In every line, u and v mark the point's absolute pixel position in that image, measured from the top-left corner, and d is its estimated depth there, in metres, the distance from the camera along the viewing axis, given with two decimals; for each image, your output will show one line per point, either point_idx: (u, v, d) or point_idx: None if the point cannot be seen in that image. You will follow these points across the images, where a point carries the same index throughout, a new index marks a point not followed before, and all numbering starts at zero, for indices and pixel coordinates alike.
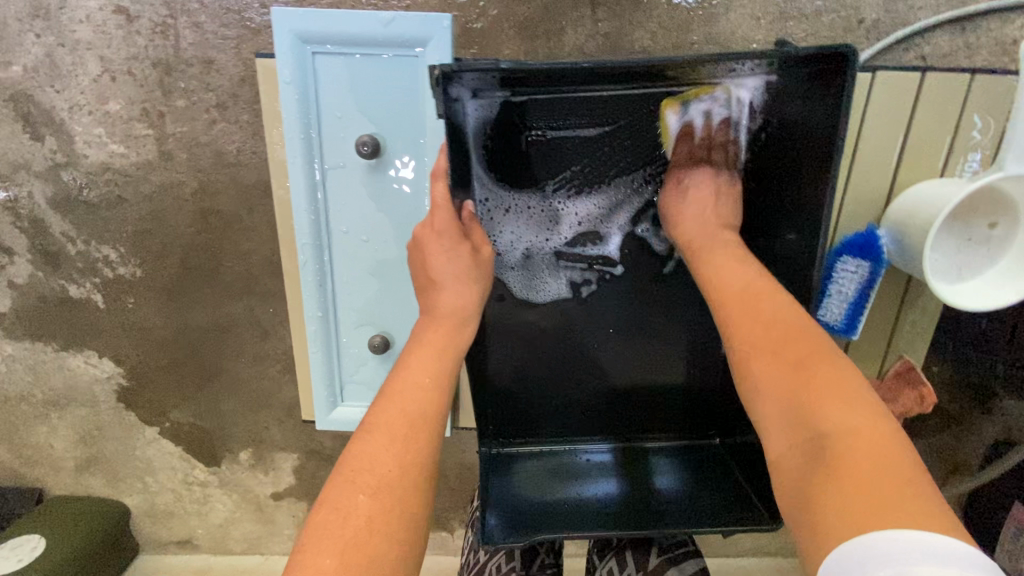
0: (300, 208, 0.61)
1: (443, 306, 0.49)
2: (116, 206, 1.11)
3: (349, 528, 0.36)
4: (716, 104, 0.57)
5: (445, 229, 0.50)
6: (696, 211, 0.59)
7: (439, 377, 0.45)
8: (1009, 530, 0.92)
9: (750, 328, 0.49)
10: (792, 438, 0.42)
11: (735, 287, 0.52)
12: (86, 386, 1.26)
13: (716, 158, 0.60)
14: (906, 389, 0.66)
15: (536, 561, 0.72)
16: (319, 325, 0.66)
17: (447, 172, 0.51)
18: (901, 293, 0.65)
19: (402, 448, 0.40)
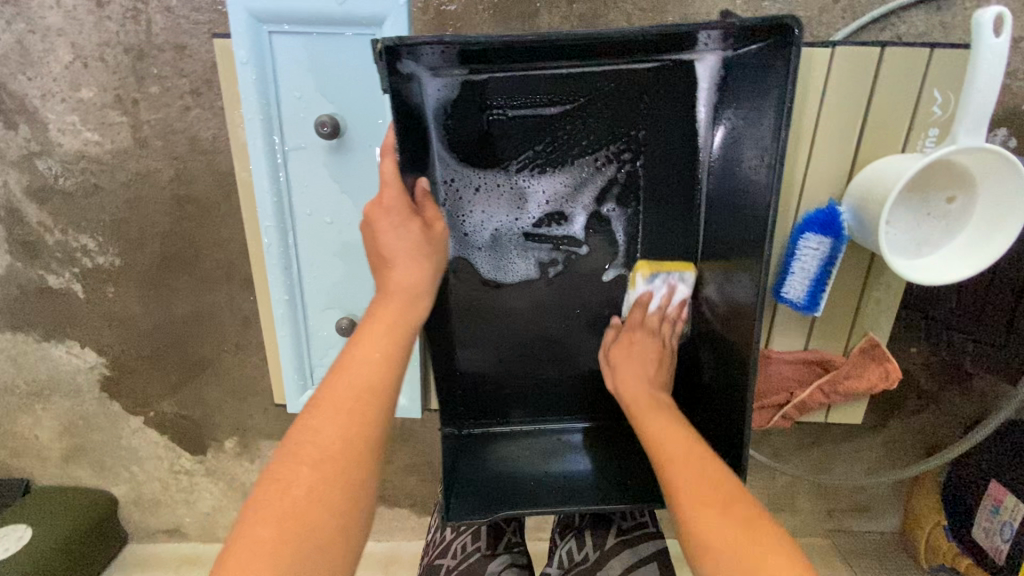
0: (262, 190, 0.61)
1: (394, 282, 0.46)
2: (93, 195, 1.11)
3: (288, 501, 0.36)
4: (678, 282, 0.64)
5: (394, 205, 0.47)
6: (639, 373, 0.60)
7: (392, 350, 0.43)
8: (986, 508, 0.92)
9: (693, 479, 0.47)
10: None
11: (675, 440, 0.52)
12: (70, 376, 1.26)
13: (663, 331, 0.64)
14: (872, 366, 0.68)
15: (502, 540, 0.73)
16: (286, 308, 0.67)
17: (396, 148, 0.47)
18: (866, 271, 0.65)
19: (347, 422, 0.39)
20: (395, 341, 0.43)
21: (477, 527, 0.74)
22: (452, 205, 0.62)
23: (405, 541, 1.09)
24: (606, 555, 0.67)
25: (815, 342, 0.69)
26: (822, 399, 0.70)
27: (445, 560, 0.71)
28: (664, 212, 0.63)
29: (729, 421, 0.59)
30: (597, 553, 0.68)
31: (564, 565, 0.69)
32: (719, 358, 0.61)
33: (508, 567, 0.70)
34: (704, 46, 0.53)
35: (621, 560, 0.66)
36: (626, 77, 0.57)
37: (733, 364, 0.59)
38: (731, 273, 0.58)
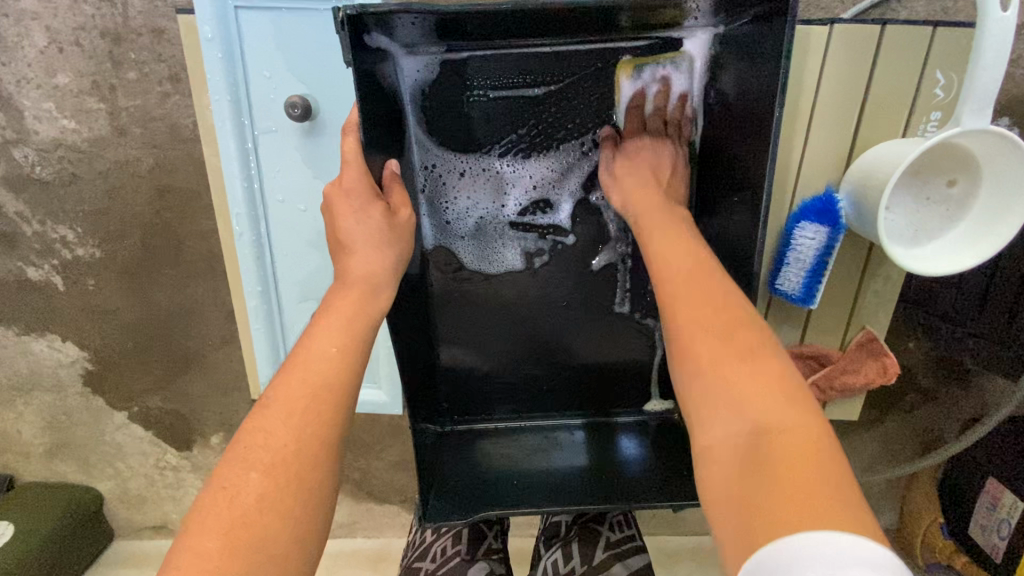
0: (232, 176, 0.59)
1: (354, 271, 0.43)
2: (71, 185, 1.08)
3: (236, 509, 0.32)
4: (671, 72, 0.55)
5: (355, 188, 0.44)
6: (644, 184, 0.53)
7: (350, 344, 0.39)
8: (983, 505, 0.91)
9: (695, 305, 0.43)
10: (724, 427, 0.37)
11: (681, 261, 0.47)
12: (51, 370, 1.24)
13: (670, 137, 0.56)
14: (869, 361, 0.65)
15: (482, 545, 0.71)
16: (261, 300, 0.64)
17: (359, 125, 0.44)
18: (863, 262, 0.63)
19: (301, 422, 0.36)
20: (353, 335, 0.40)
21: (459, 530, 0.72)
22: (434, 191, 0.59)
23: (393, 539, 1.07)
24: (594, 570, 0.64)
25: (811, 336, 0.66)
26: (817, 395, 0.68)
27: (425, 563, 0.69)
28: None
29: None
30: (584, 566, 0.64)
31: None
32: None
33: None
34: (694, 19, 0.50)
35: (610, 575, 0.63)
36: (613, 54, 0.55)
37: None
38: (725, 263, 0.56)
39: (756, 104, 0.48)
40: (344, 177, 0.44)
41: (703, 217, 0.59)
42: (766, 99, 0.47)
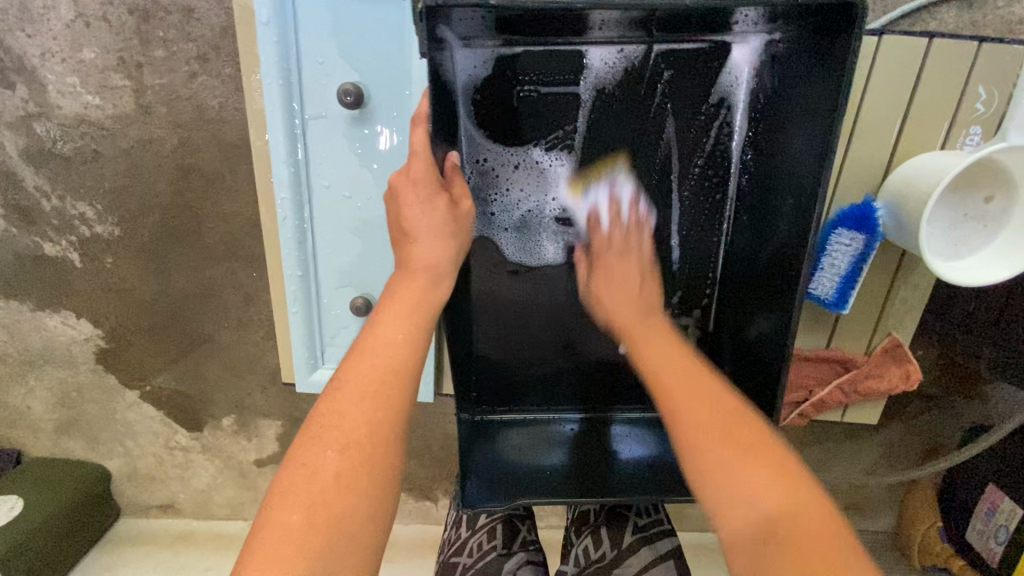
0: (279, 160, 0.59)
1: (417, 260, 0.45)
2: (92, 161, 1.07)
3: (316, 485, 0.35)
4: (616, 186, 0.60)
5: (423, 179, 0.45)
6: (624, 295, 0.55)
7: (414, 332, 0.42)
8: (982, 509, 0.94)
9: (691, 400, 0.45)
10: (746, 521, 0.39)
11: (665, 355, 0.50)
12: (64, 347, 1.24)
13: (634, 242, 0.58)
14: (893, 367, 0.67)
15: (517, 538, 0.74)
16: (300, 285, 0.65)
17: (429, 117, 0.45)
18: (893, 269, 0.64)
19: (372, 405, 0.38)
20: (417, 322, 0.42)
21: (493, 526, 0.74)
22: (483, 181, 0.59)
23: (404, 525, 1.09)
24: (623, 554, 0.66)
25: (839, 342, 0.68)
26: (841, 398, 0.69)
27: (462, 558, 0.72)
28: (697, 203, 0.61)
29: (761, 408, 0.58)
30: (613, 551, 0.66)
31: (580, 563, 0.68)
32: (752, 349, 0.60)
33: (524, 565, 0.70)
34: (748, 24, 0.51)
35: (640, 557, 0.65)
36: (665, 55, 0.55)
37: (767, 363, 0.57)
38: (772, 265, 0.56)
39: (811, 110, 0.49)
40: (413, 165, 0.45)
41: (744, 221, 0.60)
42: (823, 107, 0.47)
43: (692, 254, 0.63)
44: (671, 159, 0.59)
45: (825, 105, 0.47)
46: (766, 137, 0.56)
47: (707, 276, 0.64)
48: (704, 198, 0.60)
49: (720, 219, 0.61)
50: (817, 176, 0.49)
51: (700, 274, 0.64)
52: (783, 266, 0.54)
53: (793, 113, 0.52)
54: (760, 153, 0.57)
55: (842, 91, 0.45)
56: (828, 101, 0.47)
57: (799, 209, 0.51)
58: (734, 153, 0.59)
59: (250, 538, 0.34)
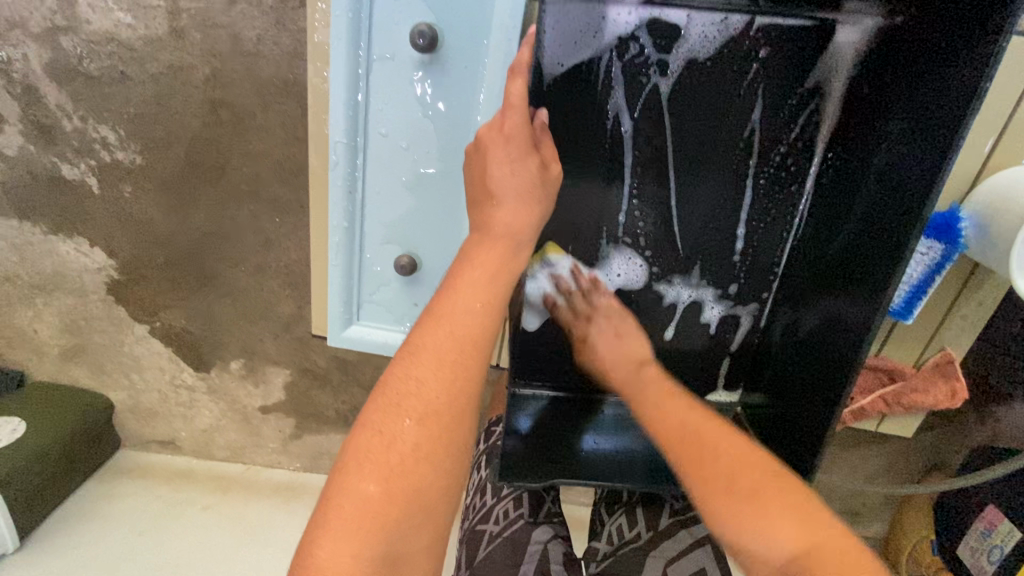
0: (338, 103, 0.56)
1: (498, 224, 0.48)
2: (119, 84, 1.02)
3: (393, 455, 0.41)
4: (555, 267, 0.67)
5: (515, 134, 0.49)
6: (611, 346, 0.65)
7: (491, 302, 0.46)
8: (979, 530, 0.99)
9: (699, 462, 0.52)
10: (769, 567, 0.47)
11: (669, 412, 0.57)
12: (76, 274, 1.21)
13: (596, 301, 0.68)
14: (941, 383, 0.71)
15: (542, 510, 0.77)
16: (344, 237, 0.62)
17: (529, 69, 0.49)
18: (961, 281, 0.67)
19: (449, 374, 0.43)
20: (491, 290, 0.46)
21: (519, 495, 0.77)
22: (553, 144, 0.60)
23: None
24: (660, 535, 0.72)
25: (887, 350, 0.72)
26: (881, 407, 0.73)
27: (488, 525, 0.73)
28: (770, 192, 0.63)
29: (818, 407, 0.60)
30: (649, 531, 0.73)
31: (614, 541, 0.75)
32: (810, 342, 0.63)
33: (552, 537, 0.72)
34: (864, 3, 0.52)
35: (677, 540, 0.70)
36: (765, 28, 0.57)
37: (828, 360, 0.59)
38: (851, 266, 0.58)
39: (920, 110, 0.51)
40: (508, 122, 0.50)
41: (819, 210, 0.63)
42: (941, 100, 0.49)
43: (759, 241, 0.66)
44: (753, 141, 0.61)
45: (942, 113, 0.49)
46: (856, 133, 0.58)
47: (770, 268, 0.67)
48: (781, 178, 0.63)
49: (794, 206, 0.64)
50: (921, 185, 0.50)
51: (763, 259, 0.67)
52: (863, 269, 0.56)
53: (900, 107, 0.53)
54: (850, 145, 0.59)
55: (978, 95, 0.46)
56: (946, 109, 0.48)
57: (893, 214, 0.53)
58: (818, 146, 0.61)
59: (328, 496, 0.40)
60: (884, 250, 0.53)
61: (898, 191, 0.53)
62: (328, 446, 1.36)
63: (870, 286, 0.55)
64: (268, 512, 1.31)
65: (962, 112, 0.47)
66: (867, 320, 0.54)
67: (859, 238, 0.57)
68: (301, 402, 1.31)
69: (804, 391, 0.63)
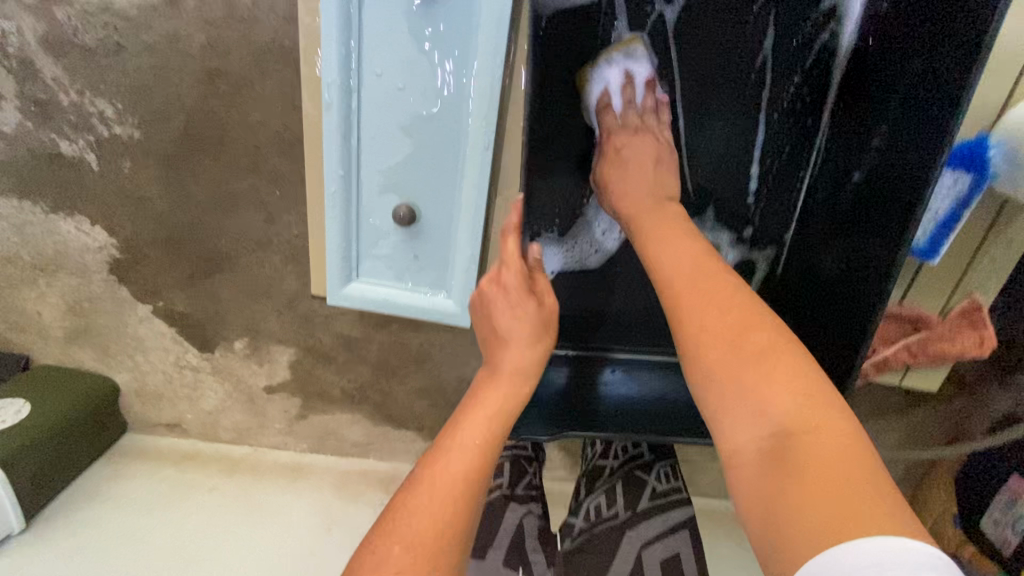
0: (331, 48, 0.60)
1: (505, 364, 0.61)
2: (115, 55, 1.00)
3: (381, 574, 0.44)
4: (627, 62, 0.69)
5: (510, 287, 0.64)
6: (643, 180, 0.66)
7: (487, 438, 0.54)
8: (1002, 501, 0.99)
9: (707, 315, 0.53)
10: (750, 429, 0.47)
11: (686, 269, 0.57)
12: (78, 254, 1.20)
13: (648, 124, 0.69)
14: (967, 329, 0.74)
15: (522, 481, 0.96)
16: (341, 185, 0.68)
17: (516, 229, 0.65)
18: (990, 222, 0.72)
19: (441, 507, 0.49)
20: (485, 440, 0.54)
21: (503, 467, 0.97)
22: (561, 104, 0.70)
23: None
24: (636, 516, 0.85)
25: (911, 297, 0.77)
26: (906, 358, 0.79)
27: None
28: (783, 133, 0.72)
29: (839, 335, 0.67)
30: (627, 512, 0.86)
31: (593, 517, 0.88)
32: (826, 278, 0.70)
33: (526, 513, 0.90)
34: None
35: (651, 522, 0.84)
36: None
37: (847, 296, 0.66)
38: (866, 199, 0.64)
39: (933, 50, 0.55)
40: (507, 279, 0.65)
41: (833, 154, 0.70)
42: (948, 40, 0.52)
43: (773, 182, 0.74)
44: (761, 87, 0.70)
45: (952, 53, 0.52)
46: (867, 77, 0.65)
47: (787, 209, 0.75)
48: (792, 119, 0.71)
49: (809, 145, 0.72)
50: (934, 116, 0.54)
51: (780, 201, 0.75)
52: (883, 198, 0.61)
53: (904, 40, 0.59)
54: (862, 86, 0.66)
55: (989, 32, 0.48)
56: (947, 28, 0.53)
57: (904, 138, 0.59)
58: (829, 88, 0.69)
59: None
60: (894, 183, 0.60)
61: (914, 115, 0.57)
62: (334, 426, 1.34)
63: (883, 219, 0.61)
64: (276, 493, 1.30)
65: (971, 50, 0.50)
66: (885, 250, 0.60)
67: (873, 175, 0.64)
68: (306, 381, 1.30)
69: (825, 319, 0.70)
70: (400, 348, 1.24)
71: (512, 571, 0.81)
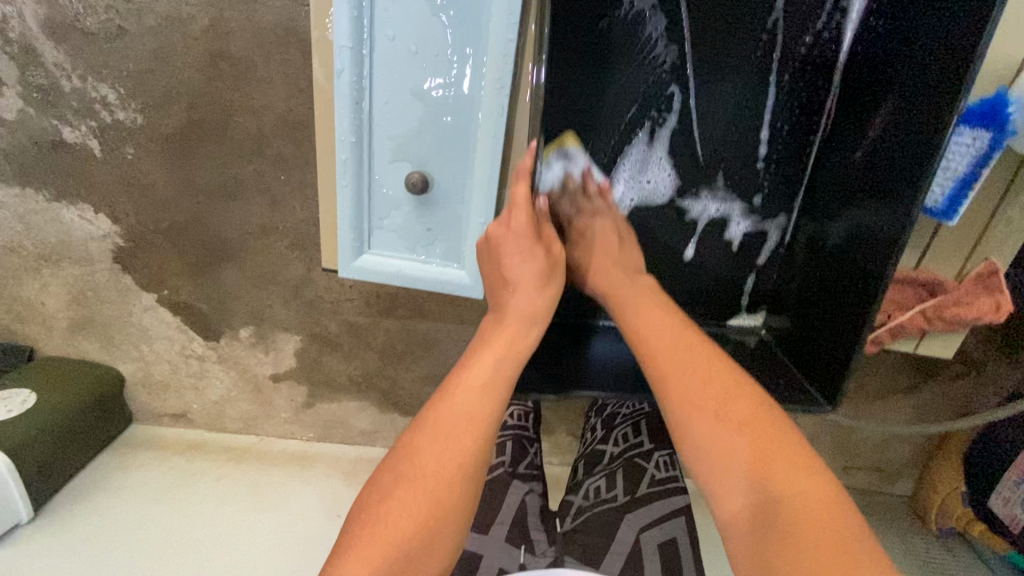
0: (342, 9, 0.61)
1: (512, 308, 0.68)
2: (117, 39, 1.00)
3: (395, 498, 0.55)
4: (570, 160, 0.76)
5: (519, 228, 0.67)
6: (608, 254, 0.74)
7: (489, 385, 0.62)
8: (1012, 480, 0.99)
9: (695, 393, 0.61)
10: (743, 501, 0.55)
11: (668, 340, 0.66)
12: (81, 243, 1.19)
13: (600, 207, 0.76)
14: (984, 296, 0.78)
15: (524, 460, 0.95)
16: (352, 152, 0.68)
17: (529, 175, 0.66)
18: (1006, 184, 0.75)
19: (445, 450, 0.58)
20: (493, 375, 0.63)
21: (505, 444, 0.96)
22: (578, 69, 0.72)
23: None
24: (635, 500, 0.85)
25: (928, 263, 0.80)
26: (922, 323, 0.81)
27: None
28: (791, 113, 0.75)
29: (846, 312, 0.69)
30: (625, 495, 0.86)
31: (593, 496, 0.88)
32: (829, 254, 0.74)
33: (529, 491, 0.89)
34: None
35: (652, 507, 0.84)
36: None
37: (850, 272, 0.69)
38: (869, 178, 0.68)
39: (939, 34, 0.58)
40: (516, 219, 0.67)
41: (838, 126, 0.73)
42: (956, 25, 0.56)
43: (781, 160, 0.77)
44: (772, 55, 0.72)
45: (960, 37, 0.55)
46: (874, 56, 0.68)
47: (794, 185, 0.78)
48: (803, 85, 0.73)
49: (815, 125, 0.75)
50: (941, 99, 0.58)
51: (787, 173, 0.78)
52: (886, 178, 0.65)
53: (912, 28, 0.62)
54: (867, 67, 0.69)
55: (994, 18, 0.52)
56: (956, 17, 0.56)
57: (910, 119, 0.62)
58: (836, 69, 0.72)
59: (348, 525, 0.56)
60: (901, 161, 0.63)
61: (920, 96, 0.60)
62: (341, 414, 1.34)
63: (884, 202, 0.64)
64: (283, 481, 1.30)
65: (978, 33, 0.53)
66: (891, 223, 0.63)
67: (876, 155, 0.67)
68: (313, 369, 1.29)
69: (829, 297, 0.73)
70: (407, 334, 1.24)
71: (513, 548, 0.80)
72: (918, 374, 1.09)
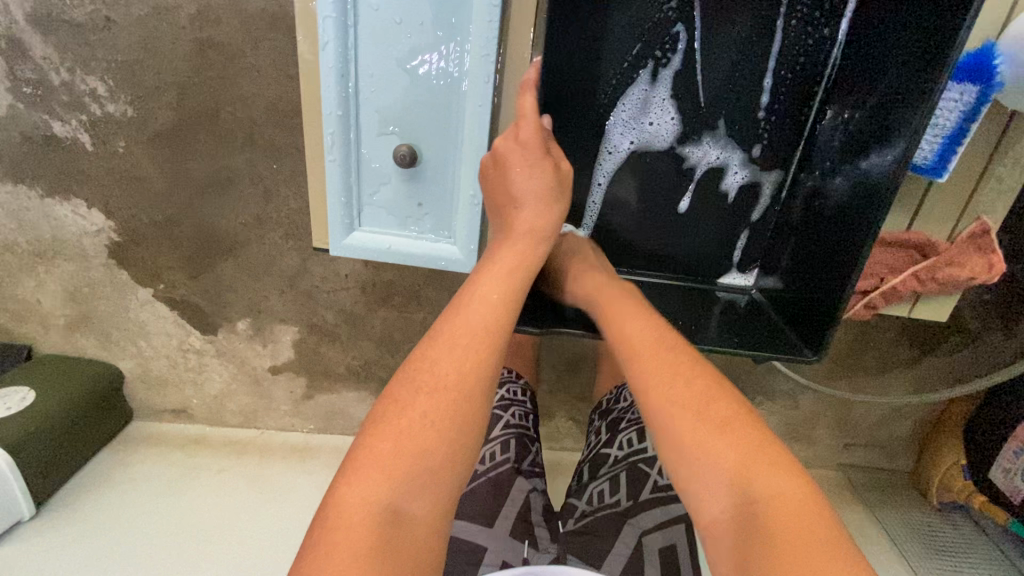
0: None
1: (521, 226, 0.68)
2: (104, 30, 0.99)
3: (405, 417, 0.55)
4: None
5: (529, 139, 0.68)
6: (589, 263, 0.77)
7: (501, 299, 0.62)
8: (1010, 450, 1.00)
9: (679, 395, 0.59)
10: (728, 504, 0.53)
11: (650, 346, 0.63)
12: (76, 239, 1.19)
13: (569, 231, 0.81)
14: (976, 254, 0.79)
15: (526, 456, 0.92)
16: (339, 127, 0.70)
17: (535, 83, 0.68)
18: (994, 142, 0.76)
19: (457, 361, 0.58)
20: (504, 289, 0.63)
21: (507, 440, 0.92)
22: (579, 12, 0.69)
23: None
24: (638, 505, 0.83)
25: (920, 224, 0.80)
26: (915, 285, 0.81)
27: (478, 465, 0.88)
28: (795, 66, 0.75)
29: (844, 256, 0.71)
30: (628, 501, 0.84)
31: (594, 502, 0.86)
32: (830, 206, 0.75)
33: (532, 489, 0.87)
34: None
35: (654, 513, 0.82)
36: None
37: (850, 212, 0.71)
38: (875, 125, 0.69)
39: None
40: (523, 130, 0.68)
41: (841, 76, 0.74)
42: None
43: (783, 117, 0.78)
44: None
45: None
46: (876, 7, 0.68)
47: (795, 141, 0.79)
48: (810, 32, 0.73)
49: (818, 80, 0.76)
50: (953, 39, 0.59)
51: (788, 129, 0.79)
52: (889, 124, 0.66)
53: None
54: (870, 17, 0.70)
55: None
56: None
57: (920, 63, 0.63)
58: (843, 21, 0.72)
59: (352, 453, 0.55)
60: (908, 105, 0.64)
61: (928, 41, 0.62)
62: (341, 404, 1.35)
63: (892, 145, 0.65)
64: (285, 474, 1.30)
65: None
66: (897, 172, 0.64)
67: (884, 102, 0.68)
68: (311, 360, 1.29)
69: (829, 244, 0.74)
70: (404, 321, 1.24)
71: (518, 541, 0.78)
72: (919, 346, 1.08)
